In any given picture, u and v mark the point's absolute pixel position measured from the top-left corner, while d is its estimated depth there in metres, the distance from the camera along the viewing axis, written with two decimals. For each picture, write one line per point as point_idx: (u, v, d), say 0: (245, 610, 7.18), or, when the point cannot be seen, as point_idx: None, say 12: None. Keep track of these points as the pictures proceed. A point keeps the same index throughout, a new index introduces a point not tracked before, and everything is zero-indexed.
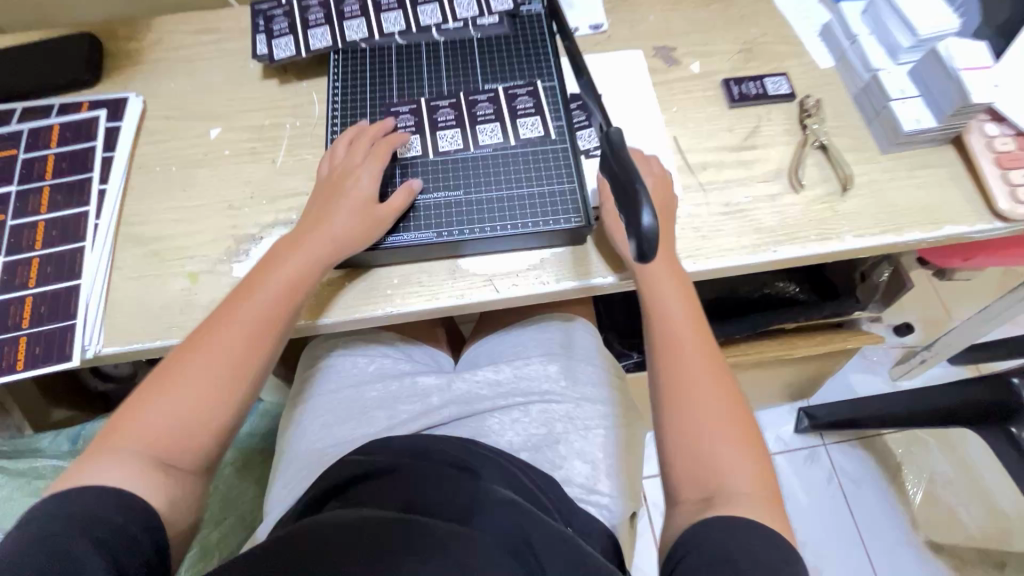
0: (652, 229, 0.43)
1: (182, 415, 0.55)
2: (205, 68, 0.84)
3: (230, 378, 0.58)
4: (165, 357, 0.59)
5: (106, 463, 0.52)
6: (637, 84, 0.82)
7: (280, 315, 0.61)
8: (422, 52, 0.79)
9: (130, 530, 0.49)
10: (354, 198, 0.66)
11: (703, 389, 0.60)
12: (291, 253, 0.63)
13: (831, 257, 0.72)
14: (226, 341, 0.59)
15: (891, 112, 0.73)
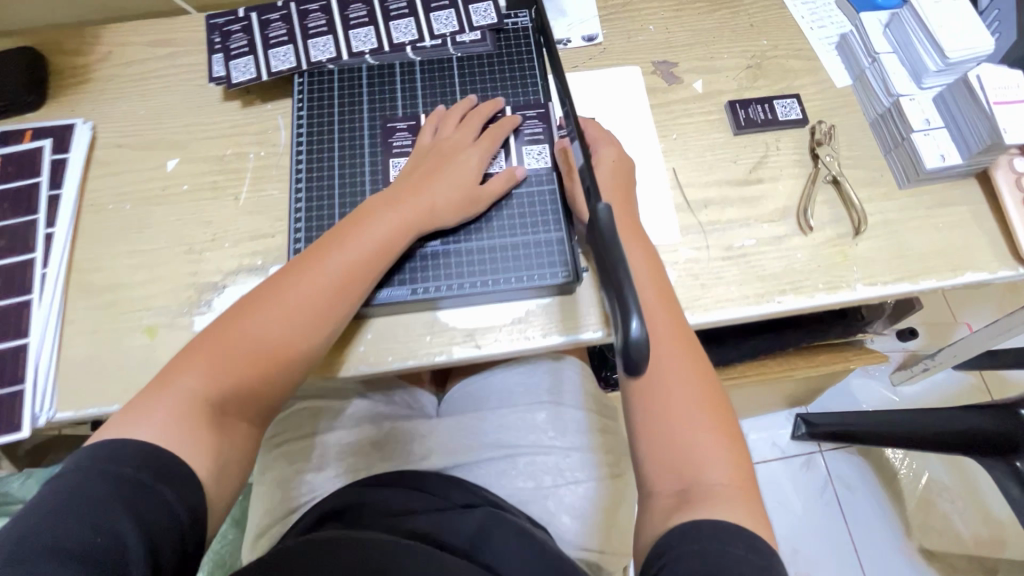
0: (641, 335, 0.37)
1: (241, 379, 0.54)
2: (161, 88, 0.77)
3: (289, 351, 0.56)
4: (237, 312, 0.57)
5: (160, 413, 0.51)
6: (633, 105, 0.74)
7: (356, 288, 0.59)
8: (395, 73, 0.72)
9: (172, 503, 0.47)
10: (454, 171, 0.63)
11: (675, 380, 0.57)
12: (384, 216, 0.60)
13: (839, 306, 0.66)
14: (301, 307, 0.56)
15: (913, 146, 0.67)
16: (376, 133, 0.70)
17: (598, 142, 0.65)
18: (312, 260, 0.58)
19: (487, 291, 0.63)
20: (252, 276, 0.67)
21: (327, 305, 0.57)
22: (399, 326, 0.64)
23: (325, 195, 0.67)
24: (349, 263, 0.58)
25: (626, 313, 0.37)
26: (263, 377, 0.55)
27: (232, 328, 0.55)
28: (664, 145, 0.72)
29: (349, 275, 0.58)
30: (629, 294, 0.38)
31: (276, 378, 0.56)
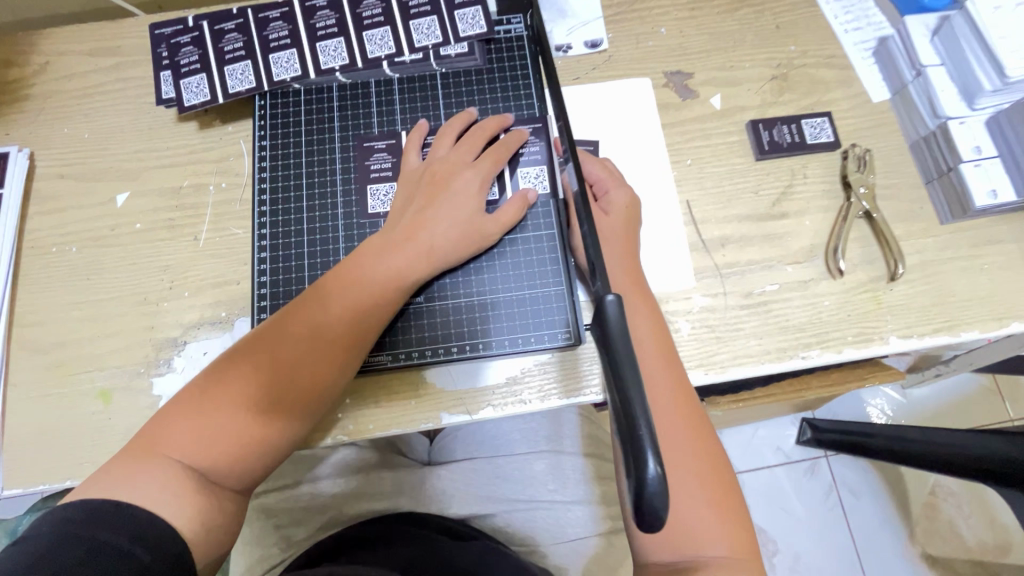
0: (659, 482, 0.30)
1: (233, 443, 0.46)
2: (105, 106, 0.67)
3: (287, 409, 0.48)
4: (219, 366, 0.49)
5: (145, 482, 0.43)
6: (643, 125, 0.65)
7: (361, 333, 0.51)
8: (370, 93, 0.64)
9: (158, 570, 0.40)
10: (459, 198, 0.55)
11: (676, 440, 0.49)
12: (383, 254, 0.53)
13: (867, 358, 0.60)
14: (297, 358, 0.49)
15: (960, 178, 0.59)
16: (349, 163, 0.62)
17: (606, 184, 0.59)
18: (303, 307, 0.51)
19: (478, 356, 0.57)
20: (216, 329, 0.60)
21: (326, 356, 0.50)
22: (383, 389, 0.57)
23: (292, 238, 0.60)
24: (346, 308, 0.51)
25: (640, 452, 0.30)
26: (262, 438, 0.47)
27: (215, 389, 0.48)
28: (677, 172, 0.64)
29: (350, 318, 0.51)
30: (646, 426, 0.31)
31: (275, 438, 0.48)
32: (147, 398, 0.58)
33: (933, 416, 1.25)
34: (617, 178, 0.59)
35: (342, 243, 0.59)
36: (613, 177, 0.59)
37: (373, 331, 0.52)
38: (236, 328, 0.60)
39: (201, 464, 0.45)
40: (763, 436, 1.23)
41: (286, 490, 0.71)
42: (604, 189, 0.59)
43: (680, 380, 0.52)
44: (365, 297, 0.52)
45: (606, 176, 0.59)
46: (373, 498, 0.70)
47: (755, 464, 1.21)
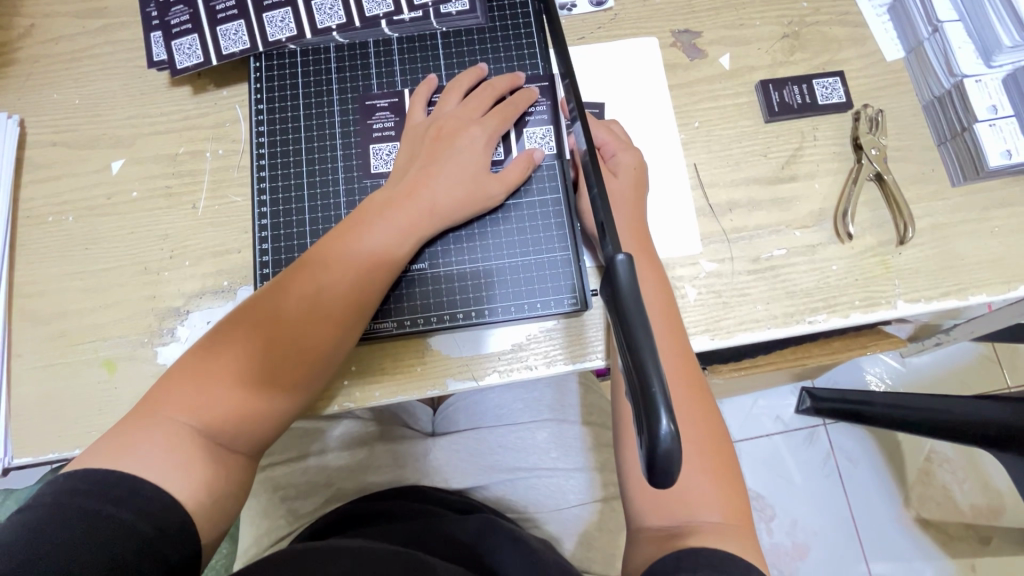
0: (672, 439, 0.30)
1: (238, 406, 0.46)
2: (95, 69, 0.65)
3: (293, 372, 0.48)
4: (220, 329, 0.49)
5: (150, 445, 0.44)
6: (650, 86, 0.63)
7: (365, 295, 0.51)
8: (369, 54, 0.61)
9: (160, 544, 0.40)
10: (462, 159, 0.54)
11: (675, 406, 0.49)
12: (386, 214, 0.52)
13: (873, 322, 0.60)
14: (300, 321, 0.48)
15: (974, 139, 0.58)
16: (348, 127, 0.60)
17: (614, 148, 0.57)
18: (307, 267, 0.50)
19: (481, 323, 0.57)
20: (219, 299, 0.59)
21: (331, 318, 0.49)
22: (387, 357, 0.57)
23: (293, 205, 0.59)
24: (350, 268, 0.50)
25: (653, 409, 0.30)
26: (267, 398, 0.47)
27: (221, 349, 0.47)
28: (685, 135, 0.63)
29: (354, 281, 0.50)
30: (658, 384, 0.31)
31: (281, 401, 0.48)
32: (152, 368, 0.58)
33: (931, 383, 1.26)
34: (623, 142, 0.58)
35: (343, 209, 0.58)
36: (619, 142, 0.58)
37: (375, 295, 0.51)
38: (239, 297, 0.59)
39: (205, 429, 0.45)
40: (762, 405, 1.24)
41: (292, 462, 0.72)
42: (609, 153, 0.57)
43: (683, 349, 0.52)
44: (368, 259, 0.51)
45: (612, 141, 0.58)
46: (378, 467, 0.71)
47: (754, 434, 1.22)
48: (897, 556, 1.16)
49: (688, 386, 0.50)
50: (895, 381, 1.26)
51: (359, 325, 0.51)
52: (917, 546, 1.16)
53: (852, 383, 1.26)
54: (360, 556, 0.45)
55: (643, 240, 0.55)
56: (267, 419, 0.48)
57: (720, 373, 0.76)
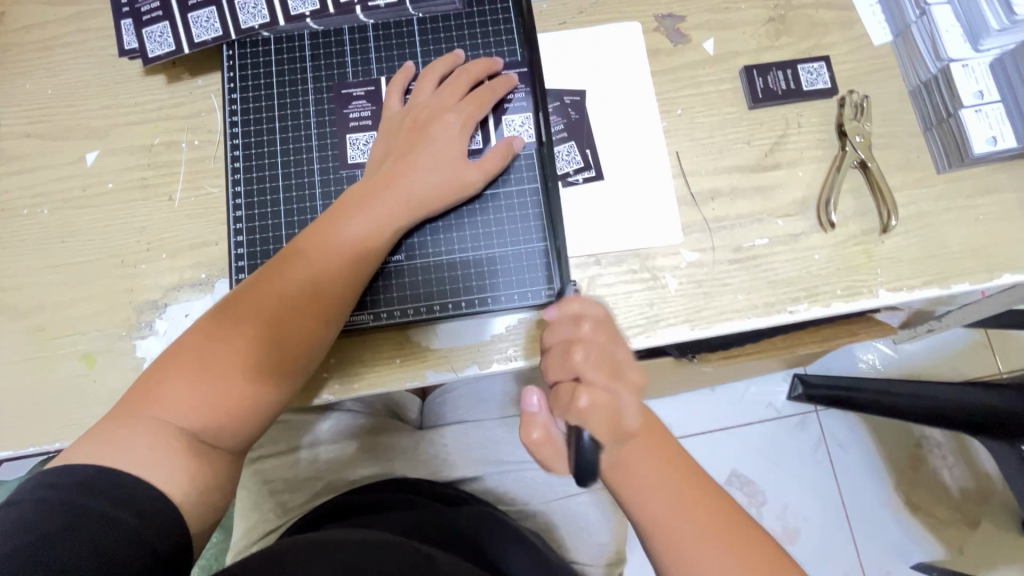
0: (591, 447, 0.40)
1: (217, 402, 0.46)
2: (67, 59, 0.64)
3: (273, 365, 0.48)
4: (197, 327, 0.49)
5: (133, 442, 0.43)
6: (632, 72, 0.62)
7: (344, 286, 0.51)
8: (344, 41, 0.60)
9: (145, 535, 0.40)
10: (439, 147, 0.53)
11: (685, 533, 0.42)
12: (361, 209, 0.51)
13: (857, 311, 0.60)
14: (278, 316, 0.48)
15: (959, 125, 0.57)
16: (324, 116, 0.59)
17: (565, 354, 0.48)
18: (281, 265, 0.50)
19: (460, 315, 0.56)
20: (196, 291, 0.59)
21: (309, 314, 0.49)
22: (371, 351, 0.57)
23: (268, 196, 0.58)
24: (325, 263, 0.50)
25: None
26: (245, 396, 0.47)
27: (199, 348, 0.47)
28: (667, 123, 0.62)
29: (331, 273, 0.50)
30: None
31: (260, 395, 0.48)
32: (131, 361, 0.57)
33: (924, 370, 1.26)
34: (572, 317, 0.44)
35: (319, 199, 0.58)
36: (580, 310, 0.44)
37: (354, 285, 0.51)
38: (217, 290, 0.59)
39: (189, 423, 0.45)
40: (755, 392, 1.23)
41: (280, 455, 0.71)
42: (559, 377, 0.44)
43: (673, 455, 0.45)
44: (345, 251, 0.51)
45: (560, 316, 0.45)
46: (366, 460, 0.71)
47: (747, 420, 1.22)
48: (886, 542, 1.17)
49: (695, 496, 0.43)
50: (887, 367, 1.26)
51: (339, 317, 0.51)
52: (906, 530, 1.18)
53: (845, 371, 1.25)
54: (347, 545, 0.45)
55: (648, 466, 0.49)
56: (252, 412, 0.48)
57: (709, 361, 0.75)
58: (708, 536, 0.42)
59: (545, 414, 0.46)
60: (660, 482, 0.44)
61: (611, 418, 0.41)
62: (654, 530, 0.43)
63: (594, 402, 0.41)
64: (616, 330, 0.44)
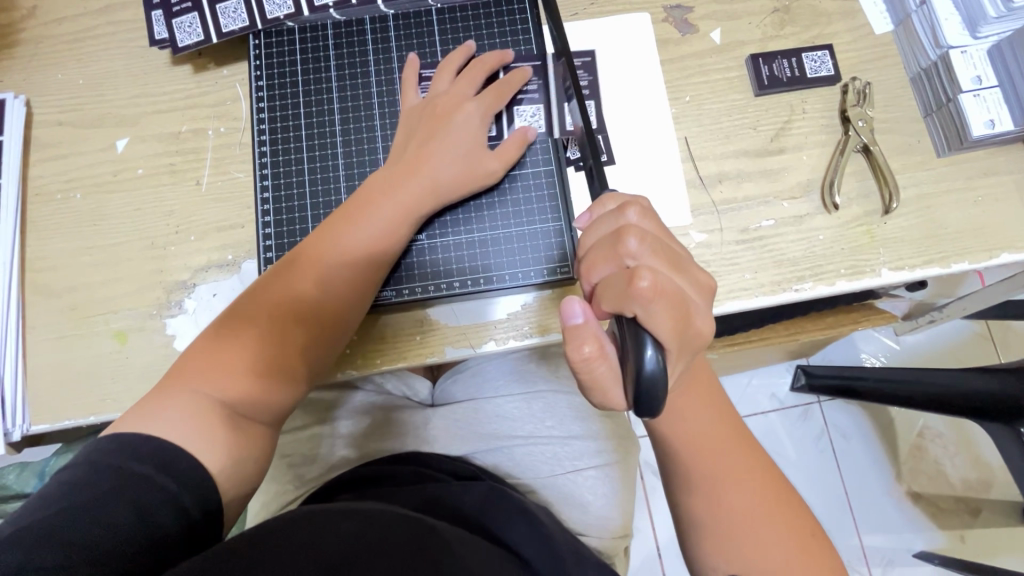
0: (656, 367, 0.33)
1: (252, 379, 0.48)
2: (96, 50, 0.66)
3: (308, 344, 0.51)
4: (232, 307, 0.51)
5: (175, 414, 0.45)
6: (641, 61, 0.65)
7: (373, 270, 0.53)
8: (366, 31, 0.63)
9: (182, 498, 0.42)
10: (462, 138, 0.55)
11: (701, 428, 0.47)
12: (390, 193, 0.53)
13: (861, 290, 0.62)
14: (309, 299, 0.50)
15: (958, 109, 0.59)
16: (347, 102, 0.62)
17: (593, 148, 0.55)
18: (313, 247, 0.52)
19: (477, 290, 0.58)
20: (223, 272, 0.61)
21: (342, 293, 0.52)
22: (389, 329, 0.59)
23: (294, 179, 0.60)
24: (357, 247, 0.52)
25: (640, 339, 0.34)
26: (278, 366, 0.49)
27: (235, 330, 0.49)
28: (675, 110, 0.64)
29: (363, 260, 0.52)
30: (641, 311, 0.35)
31: (298, 370, 0.50)
32: (161, 339, 0.60)
33: (926, 360, 1.28)
34: (614, 210, 0.41)
35: (341, 180, 0.60)
36: (621, 203, 0.42)
37: (382, 270, 0.54)
38: (244, 271, 0.61)
39: (226, 398, 0.47)
40: (757, 384, 1.25)
41: (297, 432, 0.74)
42: (606, 273, 0.39)
43: (715, 398, 0.49)
44: (376, 238, 0.53)
45: (600, 216, 0.42)
46: (381, 436, 0.73)
47: (751, 409, 1.24)
48: (888, 529, 1.19)
49: (729, 435, 0.48)
50: (889, 357, 1.28)
51: (367, 298, 0.54)
52: (909, 517, 1.19)
53: (848, 360, 1.27)
54: (371, 519, 0.45)
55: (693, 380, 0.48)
56: (284, 391, 0.50)
57: (715, 348, 0.78)
58: (717, 428, 0.48)
59: (594, 326, 0.38)
60: (691, 402, 0.48)
61: (677, 309, 0.35)
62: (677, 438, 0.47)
63: (657, 285, 0.35)
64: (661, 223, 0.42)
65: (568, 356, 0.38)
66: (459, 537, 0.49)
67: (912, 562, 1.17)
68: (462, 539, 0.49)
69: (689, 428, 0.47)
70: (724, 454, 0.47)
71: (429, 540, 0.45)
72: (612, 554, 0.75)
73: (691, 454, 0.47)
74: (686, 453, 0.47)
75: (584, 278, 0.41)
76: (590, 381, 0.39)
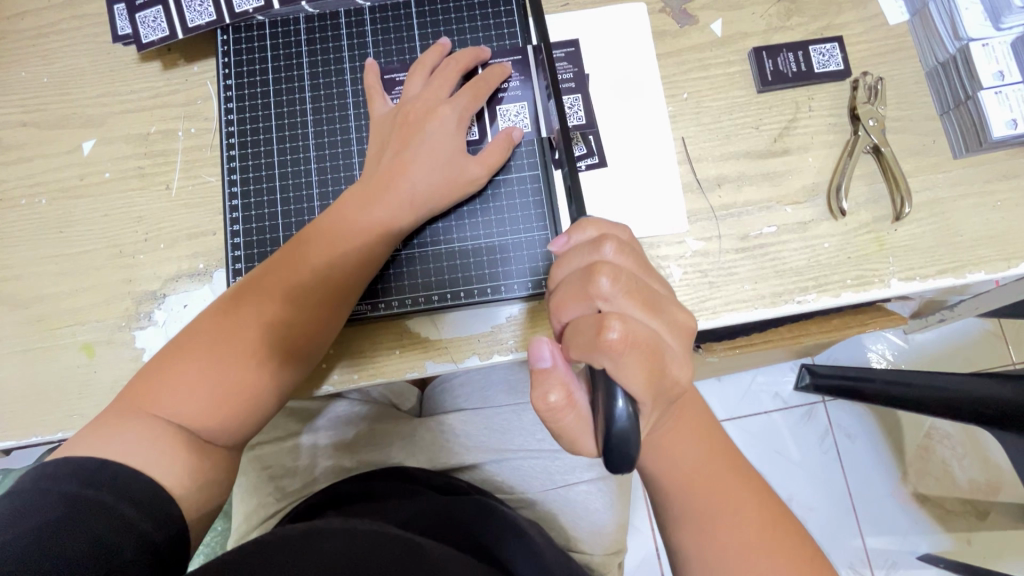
0: (626, 420, 0.32)
1: (218, 402, 0.45)
2: (62, 46, 0.63)
3: (277, 363, 0.48)
4: (193, 328, 0.48)
5: (134, 441, 0.43)
6: (636, 55, 0.60)
7: (346, 285, 0.50)
8: (340, 25, 0.59)
9: (142, 524, 0.39)
10: (438, 144, 0.51)
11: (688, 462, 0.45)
12: (364, 207, 0.50)
13: (868, 301, 0.58)
14: (277, 318, 0.48)
15: (978, 108, 0.55)
16: (320, 102, 0.58)
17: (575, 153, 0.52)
18: (284, 266, 0.49)
19: (459, 304, 0.55)
20: (195, 282, 0.58)
21: (316, 313, 0.49)
22: (367, 342, 0.56)
23: (263, 184, 0.57)
24: (330, 265, 0.49)
25: (610, 391, 0.33)
26: (249, 389, 0.47)
27: (198, 352, 0.46)
28: (672, 108, 0.60)
29: (335, 275, 0.49)
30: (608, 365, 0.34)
31: (268, 391, 0.48)
32: (131, 352, 0.57)
33: (937, 360, 1.23)
34: (592, 244, 0.39)
35: (313, 187, 0.57)
36: (598, 237, 0.40)
37: (357, 285, 0.51)
38: (215, 280, 0.58)
39: (189, 422, 0.45)
40: (761, 382, 1.21)
41: (278, 441, 0.71)
42: (578, 313, 0.38)
43: (707, 430, 0.47)
44: (348, 252, 0.50)
45: (574, 249, 0.40)
46: (366, 448, 0.71)
47: (754, 410, 1.21)
48: (892, 531, 1.16)
49: (724, 469, 0.46)
50: (897, 358, 1.24)
51: (342, 315, 0.51)
52: (914, 520, 1.16)
53: (853, 361, 1.23)
54: (355, 536, 0.43)
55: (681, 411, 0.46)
56: (252, 412, 0.47)
57: (714, 352, 0.70)
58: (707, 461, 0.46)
59: (562, 370, 0.37)
60: (678, 435, 0.46)
61: (649, 358, 0.35)
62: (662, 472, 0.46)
63: (627, 334, 0.35)
64: (640, 254, 0.40)
65: (534, 402, 0.37)
66: (445, 554, 0.46)
67: (916, 566, 1.15)
68: (449, 556, 0.46)
69: (678, 462, 0.45)
70: (718, 489, 0.45)
71: (416, 561, 0.42)
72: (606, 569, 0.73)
73: (680, 488, 0.45)
74: (673, 488, 0.45)
75: (555, 315, 0.39)
76: (556, 426, 0.38)
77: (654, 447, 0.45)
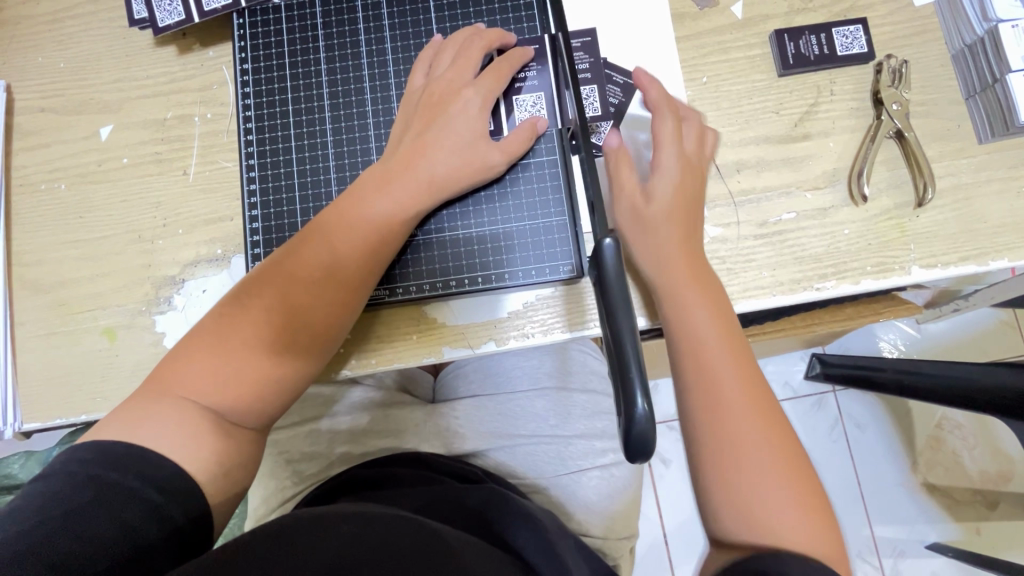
0: (646, 418, 0.36)
1: (240, 382, 0.46)
2: (78, 31, 0.63)
3: (298, 347, 0.48)
4: (222, 305, 0.49)
5: (163, 423, 0.43)
6: (655, 38, 0.59)
7: (364, 268, 0.50)
8: (356, 8, 0.58)
9: (168, 509, 0.40)
10: (459, 128, 0.52)
11: (727, 382, 0.46)
12: (384, 187, 0.50)
13: (886, 289, 0.58)
14: (297, 300, 0.48)
15: (1006, 91, 0.54)
16: (336, 87, 0.58)
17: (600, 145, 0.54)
18: (304, 244, 0.49)
19: (475, 291, 0.55)
20: (213, 267, 0.59)
21: (337, 293, 0.49)
22: (384, 326, 0.57)
23: (281, 170, 0.57)
24: (349, 247, 0.49)
25: (630, 392, 0.37)
26: (274, 371, 0.47)
27: (226, 330, 0.47)
28: (691, 92, 0.59)
29: (356, 260, 0.49)
30: (635, 370, 0.37)
31: (291, 375, 0.48)
32: (152, 336, 0.58)
33: (950, 350, 1.22)
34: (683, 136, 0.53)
35: (331, 172, 0.57)
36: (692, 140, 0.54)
37: (375, 268, 0.50)
38: (234, 266, 0.59)
39: (215, 404, 0.45)
40: (771, 370, 1.21)
41: (295, 426, 0.72)
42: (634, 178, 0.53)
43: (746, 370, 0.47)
44: (365, 234, 0.50)
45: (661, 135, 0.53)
46: (381, 434, 0.71)
47: None
48: (901, 520, 1.16)
49: (764, 407, 0.46)
50: (910, 348, 1.22)
51: (360, 299, 0.50)
52: (924, 509, 1.16)
53: (864, 350, 1.23)
54: (373, 518, 0.43)
55: (727, 332, 0.48)
56: (282, 390, 0.48)
57: None
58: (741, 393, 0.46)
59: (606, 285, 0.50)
60: (720, 359, 0.47)
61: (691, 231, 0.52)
62: (700, 389, 0.46)
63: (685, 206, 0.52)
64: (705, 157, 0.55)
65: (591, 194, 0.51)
66: (461, 543, 0.46)
67: (924, 554, 1.15)
68: (465, 546, 0.46)
69: (717, 383, 0.46)
70: (750, 420, 0.45)
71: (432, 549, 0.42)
72: (616, 553, 0.74)
73: (714, 411, 0.46)
74: (705, 411, 0.46)
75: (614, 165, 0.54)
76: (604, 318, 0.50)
77: (694, 367, 0.47)
